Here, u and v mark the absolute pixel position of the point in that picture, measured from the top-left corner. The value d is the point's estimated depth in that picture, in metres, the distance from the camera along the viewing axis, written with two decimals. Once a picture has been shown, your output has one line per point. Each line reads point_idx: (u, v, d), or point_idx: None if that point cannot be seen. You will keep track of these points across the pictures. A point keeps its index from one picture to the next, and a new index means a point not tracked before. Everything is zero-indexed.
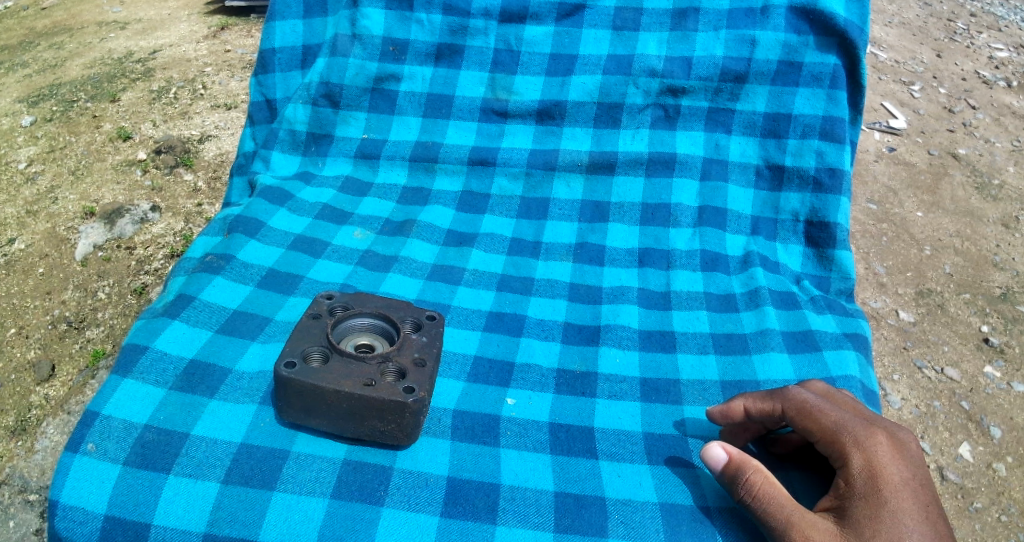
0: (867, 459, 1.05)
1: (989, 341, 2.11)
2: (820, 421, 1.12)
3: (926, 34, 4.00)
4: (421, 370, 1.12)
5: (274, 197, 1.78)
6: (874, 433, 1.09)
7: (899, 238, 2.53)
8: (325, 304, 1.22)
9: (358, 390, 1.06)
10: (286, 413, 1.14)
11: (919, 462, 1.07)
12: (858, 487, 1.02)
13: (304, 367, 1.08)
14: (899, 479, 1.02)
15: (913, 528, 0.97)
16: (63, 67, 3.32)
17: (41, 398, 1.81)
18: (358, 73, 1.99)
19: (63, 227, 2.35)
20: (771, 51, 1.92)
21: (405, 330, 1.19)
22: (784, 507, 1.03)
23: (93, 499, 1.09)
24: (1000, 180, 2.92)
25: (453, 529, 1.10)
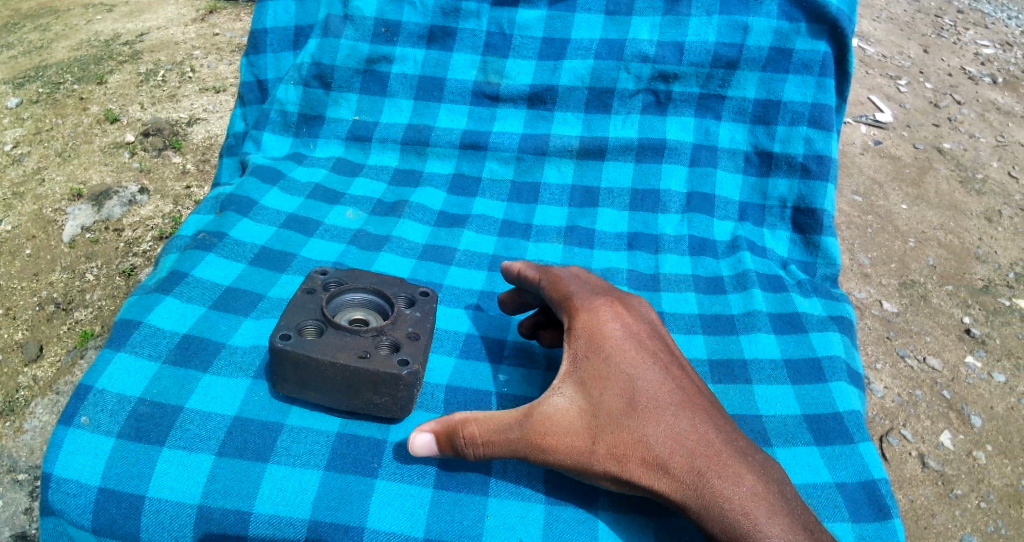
0: (591, 322, 1.19)
1: (970, 331, 2.15)
2: (560, 292, 1.27)
3: (913, 30, 4.04)
4: (416, 343, 1.13)
5: (266, 176, 1.78)
6: (602, 300, 1.23)
7: (884, 230, 2.57)
8: (320, 279, 1.23)
9: (352, 362, 1.07)
10: (278, 385, 1.15)
11: (644, 320, 1.23)
12: (583, 349, 1.15)
13: (299, 339, 1.10)
14: (624, 338, 1.16)
15: (642, 378, 1.10)
16: (49, 48, 3.28)
17: (28, 380, 1.81)
18: (349, 54, 1.99)
19: (50, 209, 2.33)
20: (763, 38, 1.94)
21: (399, 305, 1.21)
22: (513, 419, 1.07)
23: (86, 473, 1.09)
24: (984, 174, 2.97)
25: (445, 500, 1.12)
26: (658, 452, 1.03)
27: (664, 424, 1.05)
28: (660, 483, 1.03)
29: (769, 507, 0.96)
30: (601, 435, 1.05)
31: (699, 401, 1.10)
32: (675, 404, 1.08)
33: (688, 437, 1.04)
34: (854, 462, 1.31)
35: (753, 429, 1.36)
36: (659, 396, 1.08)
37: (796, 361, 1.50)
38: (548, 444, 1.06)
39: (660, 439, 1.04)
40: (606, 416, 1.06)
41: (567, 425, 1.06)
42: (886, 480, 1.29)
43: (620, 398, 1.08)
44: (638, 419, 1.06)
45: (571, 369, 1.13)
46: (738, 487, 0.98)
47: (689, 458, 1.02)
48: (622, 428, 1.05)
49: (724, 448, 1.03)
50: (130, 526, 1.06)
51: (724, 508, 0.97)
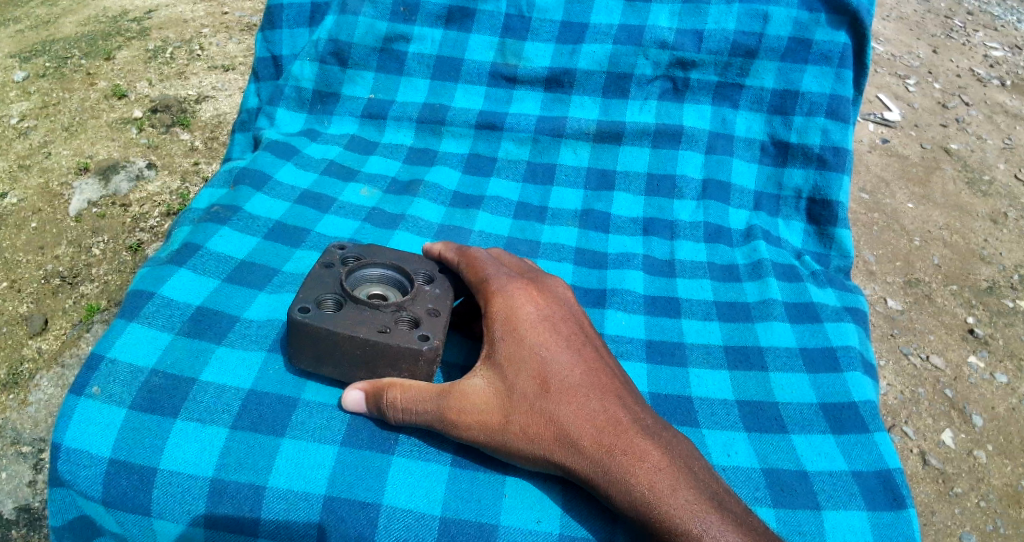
0: (506, 306, 1.14)
1: (974, 332, 2.14)
2: (477, 275, 1.21)
3: (923, 30, 4.01)
4: (436, 319, 1.12)
5: (280, 151, 1.76)
6: (517, 282, 1.19)
7: (890, 228, 2.55)
8: (338, 253, 1.21)
9: (373, 336, 1.06)
10: (294, 358, 1.13)
11: (558, 302, 1.19)
12: (498, 332, 1.11)
13: (318, 312, 1.08)
14: (537, 319, 1.12)
15: (555, 359, 1.07)
16: (57, 23, 3.25)
17: (33, 352, 1.79)
18: (368, 31, 1.97)
19: (56, 183, 2.31)
20: (782, 28, 1.92)
21: (418, 282, 1.20)
22: (430, 396, 1.06)
23: (97, 444, 1.08)
24: (990, 176, 2.95)
25: (463, 478, 1.10)
26: (569, 431, 1.02)
27: (575, 405, 1.04)
28: (571, 461, 1.02)
29: (674, 480, 0.96)
30: (514, 415, 1.04)
31: (610, 381, 1.08)
32: (587, 385, 1.06)
33: (599, 416, 1.03)
34: (870, 452, 1.30)
35: (769, 416, 1.35)
36: (571, 378, 1.06)
37: (811, 351, 1.49)
38: (463, 422, 1.05)
39: (571, 418, 1.03)
40: (519, 397, 1.04)
41: (480, 406, 1.05)
42: (901, 471, 1.28)
43: (532, 380, 1.05)
44: (549, 400, 1.04)
45: (489, 351, 1.09)
46: (644, 465, 0.97)
47: (599, 436, 1.01)
48: (534, 408, 1.03)
49: (632, 426, 1.02)
50: (140, 499, 1.04)
51: (631, 485, 0.97)
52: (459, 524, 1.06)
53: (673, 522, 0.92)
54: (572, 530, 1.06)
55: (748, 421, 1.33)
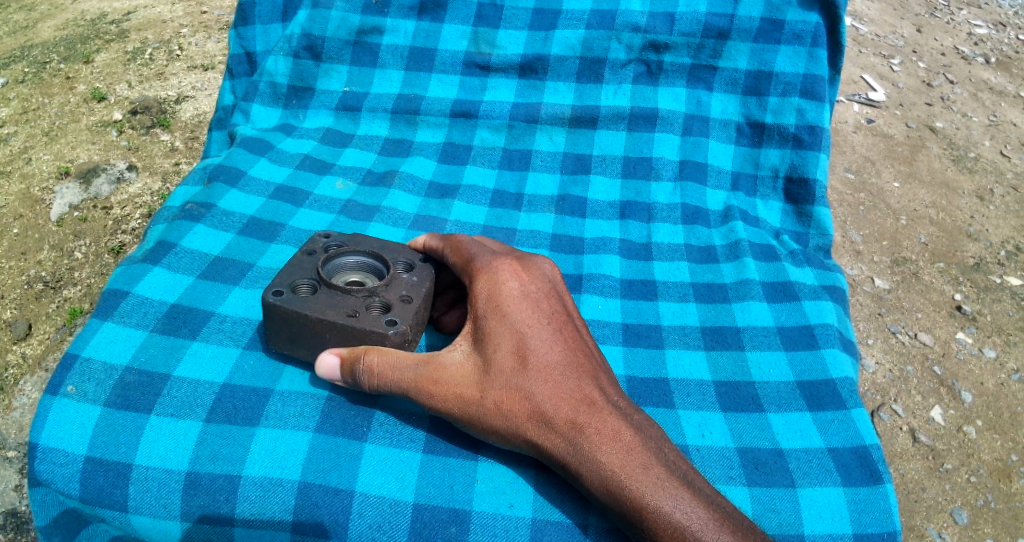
0: (491, 284, 1.14)
1: (961, 308, 2.16)
2: (462, 256, 1.22)
3: (907, 10, 4.01)
4: (406, 306, 1.14)
5: (254, 147, 1.76)
6: (502, 260, 1.20)
7: (876, 207, 2.56)
8: (322, 242, 1.26)
9: (340, 320, 1.09)
10: (270, 341, 1.17)
11: (543, 280, 1.20)
12: (480, 308, 1.12)
13: (291, 296, 1.12)
14: (519, 296, 1.13)
15: (534, 337, 1.08)
16: (35, 28, 3.22)
17: (17, 358, 1.79)
18: (340, 25, 1.96)
19: (37, 188, 2.30)
20: (754, 8, 1.93)
21: (395, 269, 1.23)
22: (409, 366, 1.06)
23: (72, 442, 1.08)
24: (976, 153, 2.96)
25: (436, 464, 1.12)
26: (543, 407, 1.03)
27: (552, 383, 1.05)
28: (544, 439, 1.03)
29: (644, 460, 0.98)
30: (490, 390, 1.05)
31: (587, 362, 1.10)
32: (564, 365, 1.07)
33: (574, 396, 1.04)
34: (847, 428, 1.31)
35: (746, 395, 1.36)
36: (550, 357, 1.07)
37: (788, 329, 1.50)
38: (438, 397, 1.06)
39: (547, 396, 1.04)
40: (496, 374, 1.05)
41: (457, 380, 1.06)
42: (878, 446, 1.29)
43: (511, 356, 1.06)
44: (527, 377, 1.05)
45: (472, 324, 1.12)
46: (616, 444, 0.99)
47: (573, 415, 1.02)
48: (510, 386, 1.04)
49: (605, 406, 1.04)
50: (117, 495, 1.05)
51: (600, 463, 0.99)
52: (432, 509, 1.06)
53: (643, 500, 0.94)
54: (543, 513, 1.07)
55: (725, 401, 1.35)
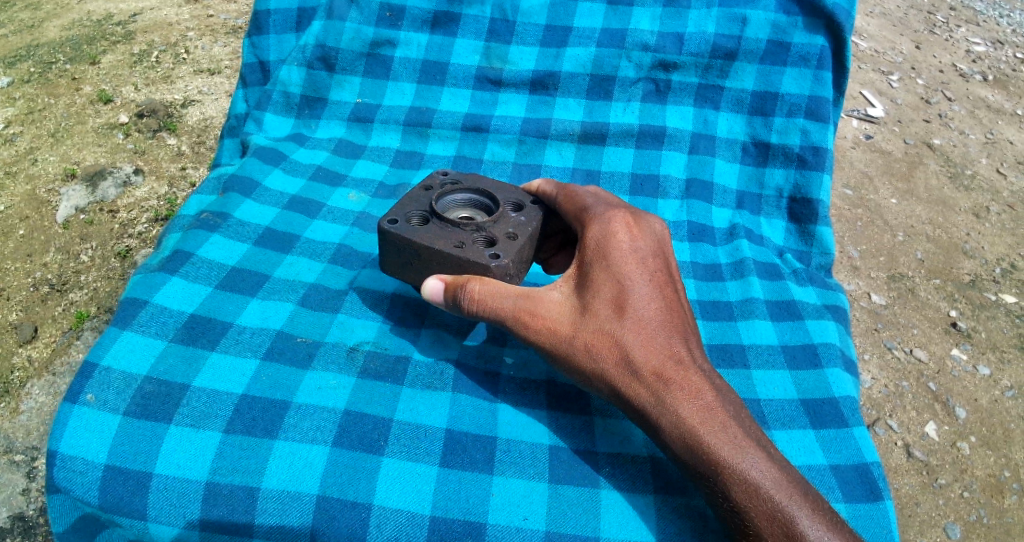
0: (601, 233, 1.19)
1: (957, 325, 2.19)
2: (575, 205, 1.28)
3: (906, 26, 4.07)
4: (511, 243, 1.23)
5: (268, 158, 1.78)
6: (617, 211, 1.24)
7: (874, 223, 2.60)
8: (439, 178, 1.38)
9: (448, 249, 1.20)
10: (386, 265, 1.30)
11: (653, 237, 1.23)
12: (588, 255, 1.18)
13: (406, 225, 1.24)
14: (626, 250, 1.17)
15: (634, 289, 1.13)
16: (41, 28, 3.24)
17: (23, 361, 1.80)
18: (354, 37, 1.99)
19: (43, 190, 2.31)
20: (761, 30, 1.96)
21: (504, 208, 1.32)
22: (509, 297, 1.14)
23: (91, 450, 1.10)
24: (972, 170, 3.00)
25: (452, 477, 1.13)
26: (633, 355, 1.09)
27: (645, 333, 1.10)
28: (628, 385, 1.10)
29: (723, 420, 1.04)
30: (584, 333, 1.11)
31: (681, 322, 1.15)
32: (659, 320, 1.13)
33: (663, 350, 1.10)
34: (849, 445, 1.34)
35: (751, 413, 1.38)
36: (647, 310, 1.12)
37: (792, 347, 1.53)
38: (533, 333, 1.14)
39: (638, 345, 1.10)
40: (591, 318, 1.12)
41: (554, 319, 1.13)
42: (878, 464, 1.32)
43: (609, 304, 1.12)
44: (621, 325, 1.11)
45: (577, 268, 1.19)
46: (698, 402, 1.05)
47: (660, 367, 1.08)
48: (604, 331, 1.11)
49: (692, 365, 1.09)
50: (136, 503, 1.06)
51: (680, 416, 1.05)
52: (448, 522, 1.08)
53: (720, 455, 1.00)
54: (556, 526, 1.10)
55: None
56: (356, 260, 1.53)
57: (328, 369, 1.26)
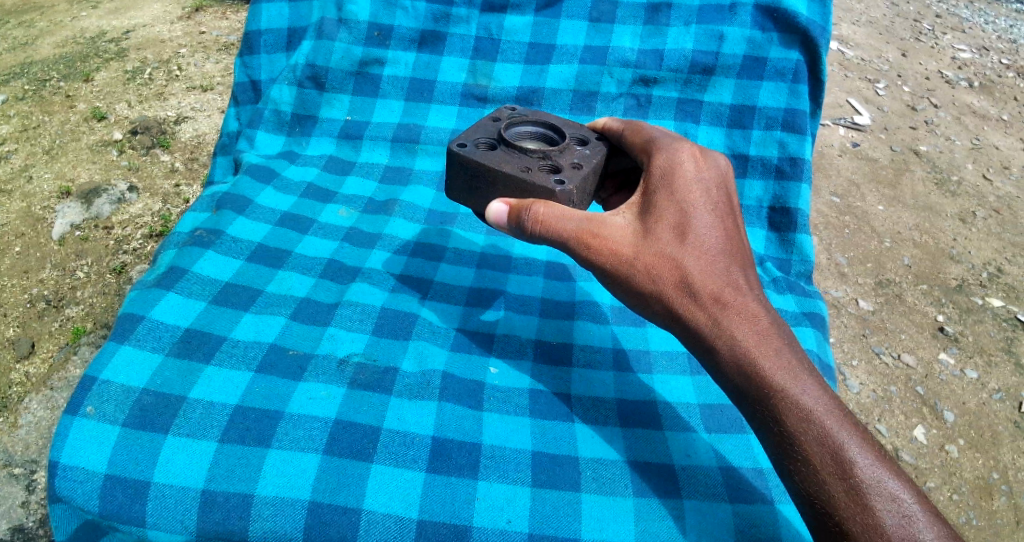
0: (668, 161, 1.17)
1: (944, 329, 2.25)
2: (641, 138, 1.26)
3: (892, 34, 4.15)
4: (576, 171, 1.23)
5: (260, 175, 1.83)
6: (683, 143, 1.22)
7: (861, 230, 2.66)
8: (507, 112, 1.40)
9: (515, 172, 1.20)
10: (451, 190, 1.31)
11: (718, 171, 1.19)
12: (654, 181, 1.15)
13: (474, 149, 1.25)
14: (692, 180, 1.15)
15: (698, 217, 1.11)
16: (34, 45, 3.29)
17: (20, 376, 1.83)
18: (344, 56, 2.05)
19: (39, 207, 2.35)
20: (737, 46, 2.02)
21: (570, 142, 1.32)
22: (573, 220, 1.11)
23: (91, 460, 1.14)
24: (958, 176, 3.06)
25: (438, 483, 1.18)
26: (694, 279, 1.07)
27: (705, 259, 1.08)
28: (686, 309, 1.08)
29: (778, 347, 1.03)
30: (644, 257, 1.09)
31: (741, 252, 1.13)
32: (721, 248, 1.11)
33: (723, 277, 1.08)
34: None
35: (729, 417, 1.40)
36: (708, 237, 1.10)
37: None
38: (593, 254, 1.11)
39: (699, 270, 1.07)
40: (654, 242, 1.09)
41: (616, 242, 1.11)
42: None
43: (671, 229, 1.10)
44: (683, 250, 1.08)
45: (641, 196, 1.17)
46: (755, 329, 1.04)
47: (719, 292, 1.07)
48: (665, 255, 1.08)
49: (750, 294, 1.08)
50: (135, 511, 1.11)
51: (736, 341, 1.03)
52: (435, 525, 1.13)
53: (774, 380, 1.00)
54: (539, 528, 1.15)
55: (710, 422, 1.39)
56: (346, 274, 1.59)
57: (318, 380, 1.31)
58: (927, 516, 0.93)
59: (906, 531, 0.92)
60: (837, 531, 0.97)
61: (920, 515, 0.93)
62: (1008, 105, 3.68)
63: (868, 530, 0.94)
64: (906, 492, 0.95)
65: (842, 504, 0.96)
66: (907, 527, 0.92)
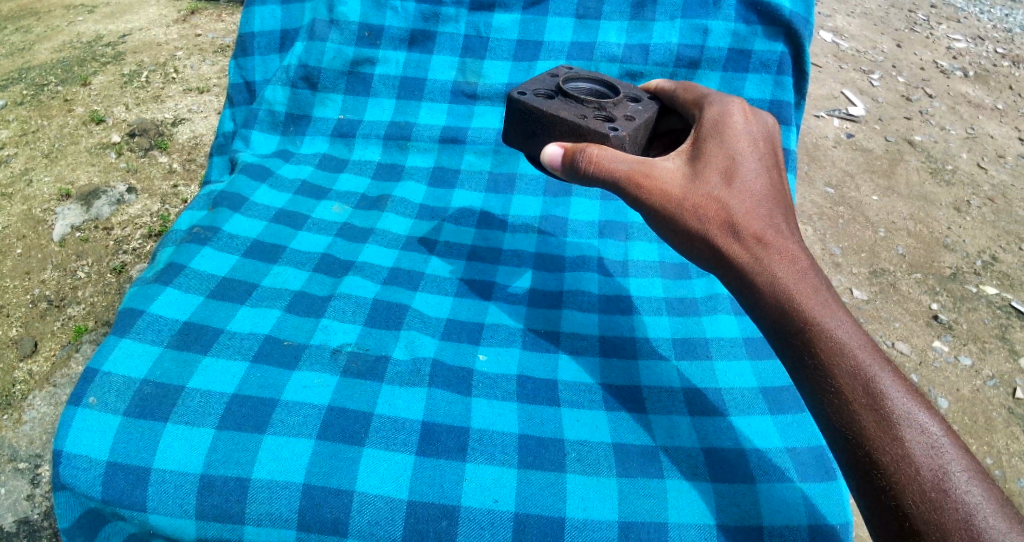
0: (719, 112, 1.16)
1: (938, 317, 2.30)
2: (692, 94, 1.26)
3: (887, 25, 4.18)
4: (629, 122, 1.24)
5: (255, 174, 1.87)
6: (734, 98, 1.21)
7: (855, 220, 2.70)
8: (563, 70, 1.42)
9: (571, 118, 1.23)
10: (509, 135, 1.35)
11: (767, 127, 1.18)
12: (704, 129, 1.14)
13: (533, 97, 1.29)
14: (741, 131, 1.13)
15: (745, 163, 1.09)
16: (31, 50, 3.33)
17: (24, 374, 1.88)
18: (335, 56, 2.09)
19: (39, 209, 2.40)
20: (722, 40, 2.05)
21: (624, 97, 1.33)
22: (625, 161, 1.10)
23: (95, 448, 1.19)
24: (953, 166, 3.10)
25: (427, 465, 1.23)
26: (737, 219, 1.05)
27: (749, 201, 1.06)
28: (727, 247, 1.06)
29: (817, 284, 1.01)
30: (693, 197, 1.08)
31: (784, 196, 1.10)
32: (767, 191, 1.08)
33: (766, 218, 1.05)
34: (805, 429, 1.38)
35: (712, 401, 1.44)
36: (754, 182, 1.08)
37: (755, 340, 1.57)
38: (643, 195, 1.10)
39: (744, 210, 1.05)
40: (702, 184, 1.08)
41: (664, 184, 1.10)
42: None
43: (718, 173, 1.08)
44: (729, 192, 1.07)
45: (689, 145, 1.15)
46: (794, 267, 1.01)
47: (762, 233, 1.04)
48: (712, 196, 1.07)
49: (789, 234, 1.05)
50: (137, 495, 1.15)
51: (775, 278, 1.01)
52: (425, 506, 1.18)
53: (810, 314, 0.98)
54: (524, 507, 1.21)
55: (693, 405, 1.43)
56: (339, 268, 1.63)
57: (312, 369, 1.36)
58: (954, 449, 0.93)
59: (934, 462, 0.91)
60: (866, 463, 0.95)
61: (948, 447, 0.93)
62: (1003, 93, 3.71)
63: (896, 461, 0.92)
64: (935, 425, 0.94)
65: (872, 435, 0.94)
66: (935, 458, 0.91)
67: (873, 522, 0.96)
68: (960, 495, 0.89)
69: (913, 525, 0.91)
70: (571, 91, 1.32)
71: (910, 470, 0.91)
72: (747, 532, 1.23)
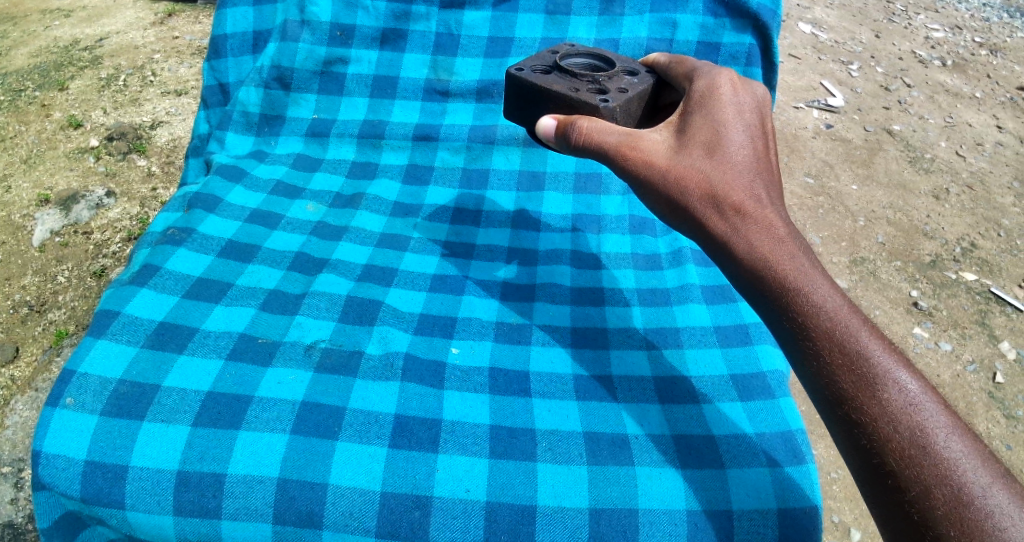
0: (709, 83, 1.20)
1: (918, 305, 2.35)
2: (685, 67, 1.29)
3: (865, 16, 4.23)
4: (621, 94, 1.26)
5: (230, 175, 1.88)
6: (724, 69, 1.24)
7: (835, 210, 2.74)
8: (564, 45, 1.43)
9: (564, 91, 1.25)
10: (507, 110, 1.37)
11: (755, 96, 1.21)
12: (694, 102, 1.18)
13: (530, 72, 1.30)
14: (728, 100, 1.17)
15: (730, 135, 1.12)
16: (9, 55, 3.32)
17: (6, 379, 1.89)
18: (307, 57, 2.10)
19: (18, 215, 2.40)
20: (690, 33, 2.10)
21: (619, 71, 1.35)
22: (614, 133, 1.13)
23: (72, 448, 1.21)
24: (931, 154, 3.15)
25: (400, 456, 1.26)
26: (717, 188, 1.06)
27: (730, 171, 1.07)
28: (708, 218, 1.06)
29: (794, 250, 0.98)
30: (677, 165, 1.10)
31: (767, 169, 1.10)
32: (750, 162, 1.09)
33: (746, 187, 1.06)
34: (772, 415, 1.41)
35: (682, 390, 1.46)
36: (737, 154, 1.10)
37: (724, 328, 1.60)
38: (629, 167, 1.13)
39: (724, 180, 1.06)
40: (686, 154, 1.11)
41: (650, 153, 1.13)
42: (802, 431, 1.39)
43: (702, 144, 1.11)
44: (713, 162, 1.09)
45: (679, 116, 1.19)
46: (770, 234, 1.00)
47: (741, 203, 1.04)
48: (695, 166, 1.09)
49: (769, 204, 1.04)
50: (115, 494, 1.17)
51: (752, 246, 1.00)
52: (398, 497, 1.21)
53: (787, 279, 0.96)
54: (497, 497, 1.23)
55: (662, 393, 1.46)
56: (313, 266, 1.65)
57: (286, 366, 1.38)
58: (936, 407, 0.88)
59: (912, 420, 0.87)
60: (849, 425, 0.91)
61: (928, 404, 0.88)
62: (981, 82, 3.76)
63: (875, 421, 0.89)
64: (915, 383, 0.89)
65: (853, 395, 0.90)
66: (914, 416, 0.87)
67: (864, 486, 0.93)
68: (940, 451, 0.85)
69: (896, 483, 0.87)
70: (568, 66, 1.33)
71: (888, 428, 0.88)
72: (715, 516, 1.25)
